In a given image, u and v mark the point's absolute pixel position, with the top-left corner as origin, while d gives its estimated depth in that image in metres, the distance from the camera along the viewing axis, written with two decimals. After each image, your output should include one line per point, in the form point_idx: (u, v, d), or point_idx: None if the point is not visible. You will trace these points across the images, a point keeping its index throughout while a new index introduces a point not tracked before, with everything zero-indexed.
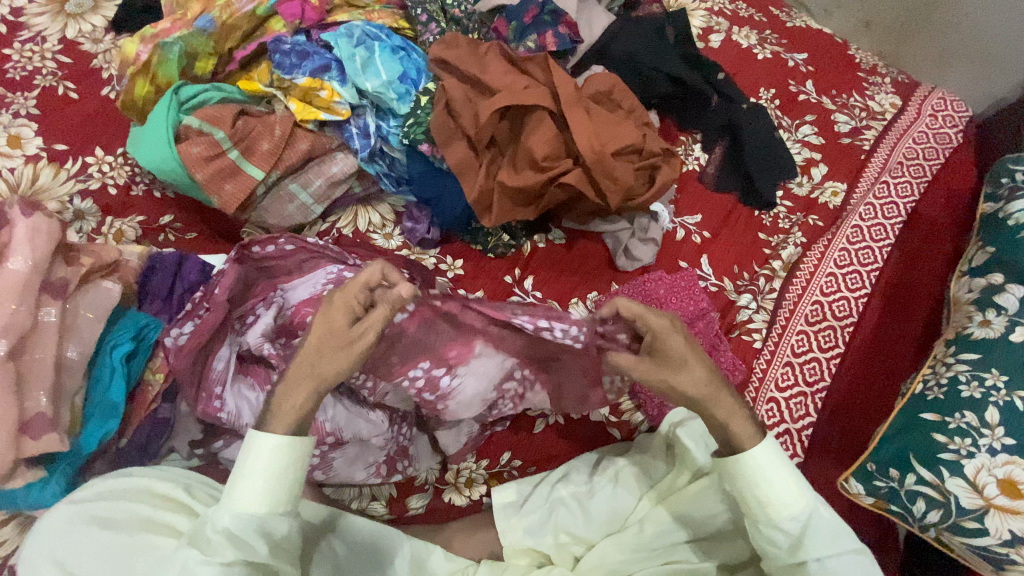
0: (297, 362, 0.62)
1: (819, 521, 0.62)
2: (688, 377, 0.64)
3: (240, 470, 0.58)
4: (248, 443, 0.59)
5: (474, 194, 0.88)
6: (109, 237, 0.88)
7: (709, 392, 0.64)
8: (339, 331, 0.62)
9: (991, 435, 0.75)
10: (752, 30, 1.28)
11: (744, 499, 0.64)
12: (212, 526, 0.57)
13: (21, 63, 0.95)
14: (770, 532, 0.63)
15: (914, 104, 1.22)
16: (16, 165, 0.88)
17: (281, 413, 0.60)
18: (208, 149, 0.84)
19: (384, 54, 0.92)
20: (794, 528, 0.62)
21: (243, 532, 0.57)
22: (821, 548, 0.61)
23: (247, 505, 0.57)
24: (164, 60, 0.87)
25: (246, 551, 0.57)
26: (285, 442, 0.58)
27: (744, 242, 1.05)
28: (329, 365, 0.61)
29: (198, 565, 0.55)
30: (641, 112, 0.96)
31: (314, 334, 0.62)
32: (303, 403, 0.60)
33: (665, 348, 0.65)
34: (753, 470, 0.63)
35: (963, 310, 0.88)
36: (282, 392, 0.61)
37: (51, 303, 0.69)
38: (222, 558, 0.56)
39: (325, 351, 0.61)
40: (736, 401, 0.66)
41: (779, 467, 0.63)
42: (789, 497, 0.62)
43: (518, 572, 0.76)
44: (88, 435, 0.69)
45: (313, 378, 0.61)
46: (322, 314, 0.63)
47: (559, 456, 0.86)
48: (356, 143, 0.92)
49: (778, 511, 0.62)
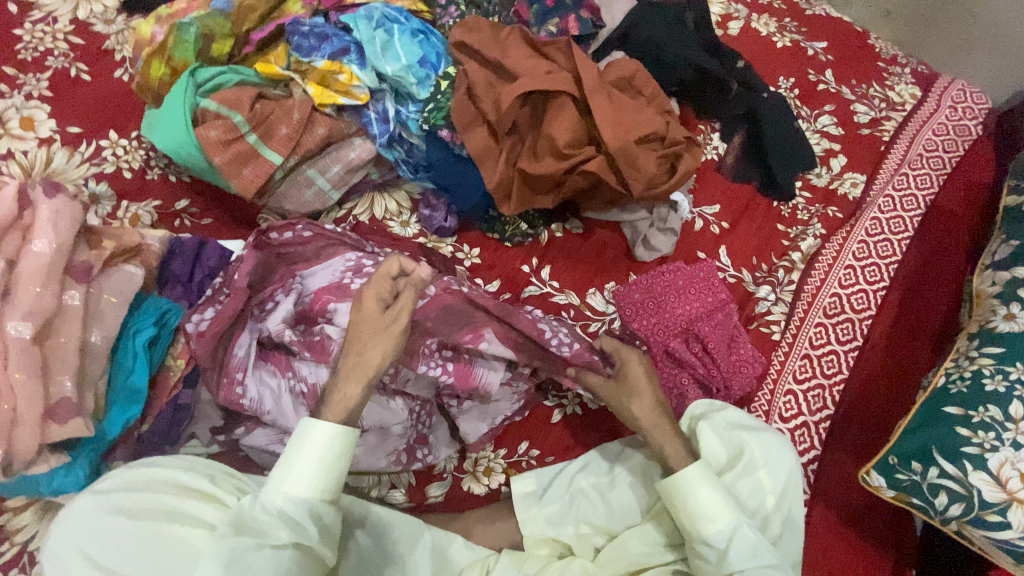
0: (344, 357, 0.66)
1: (743, 537, 0.64)
2: (643, 402, 0.73)
3: (293, 454, 0.59)
4: (302, 430, 0.60)
5: (494, 181, 0.87)
6: (125, 221, 0.88)
7: (652, 420, 0.72)
8: (374, 317, 0.67)
9: (1015, 429, 0.74)
10: (771, 17, 1.26)
11: (679, 515, 0.68)
12: (259, 507, 0.58)
13: (32, 44, 0.93)
14: (701, 547, 0.66)
15: (935, 94, 1.20)
16: (30, 148, 0.87)
17: (335, 404, 0.62)
18: (226, 133, 0.83)
19: (403, 37, 0.90)
20: (721, 543, 0.64)
21: (296, 515, 0.57)
22: (743, 560, 0.63)
23: (300, 489, 0.58)
24: (180, 41, 0.85)
25: (299, 533, 0.57)
26: (341, 431, 0.60)
27: (763, 234, 1.04)
28: (375, 352, 0.66)
29: (252, 549, 0.56)
30: (663, 99, 0.95)
31: (356, 320, 0.68)
32: (355, 391, 0.63)
33: (625, 376, 0.76)
34: (682, 487, 0.67)
35: (987, 303, 0.87)
36: (334, 383, 0.65)
37: (75, 286, 0.68)
38: (276, 540, 0.57)
39: (366, 338, 0.66)
40: (673, 431, 0.72)
41: (705, 484, 0.66)
42: (714, 512, 0.65)
43: (539, 562, 0.77)
44: (112, 420, 0.69)
45: (363, 368, 0.65)
46: (357, 306, 0.69)
47: (578, 447, 0.86)
48: (374, 128, 0.90)
49: (708, 526, 0.65)
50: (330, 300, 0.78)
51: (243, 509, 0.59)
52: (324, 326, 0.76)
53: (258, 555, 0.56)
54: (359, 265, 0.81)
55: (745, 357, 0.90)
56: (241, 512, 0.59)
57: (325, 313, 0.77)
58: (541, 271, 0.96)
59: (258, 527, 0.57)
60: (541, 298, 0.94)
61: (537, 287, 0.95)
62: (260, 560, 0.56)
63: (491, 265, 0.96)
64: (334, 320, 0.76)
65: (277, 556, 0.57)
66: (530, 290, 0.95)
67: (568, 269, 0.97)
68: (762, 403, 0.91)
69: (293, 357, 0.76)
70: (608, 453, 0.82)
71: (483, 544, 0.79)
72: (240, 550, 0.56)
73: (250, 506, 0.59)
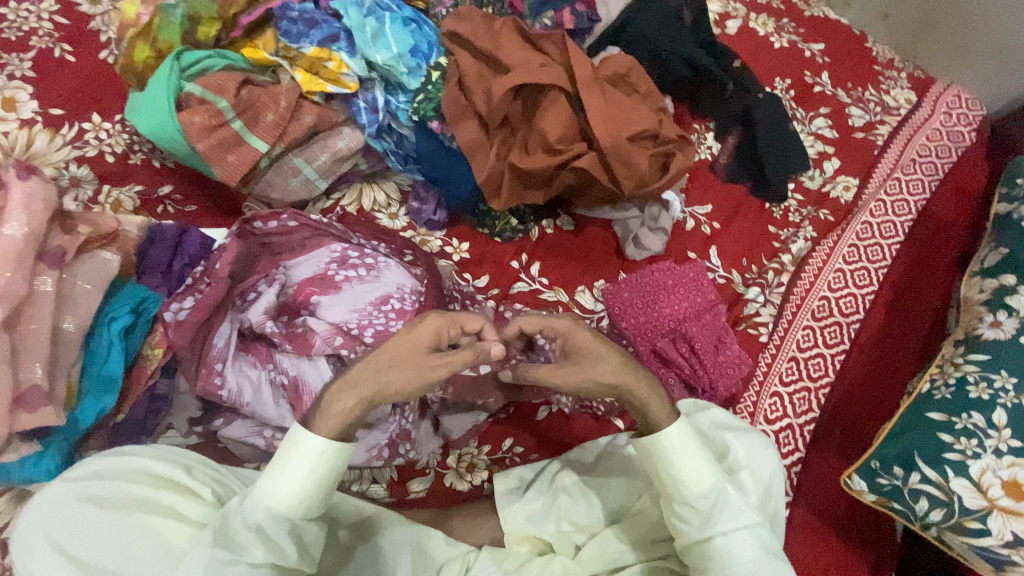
0: (363, 366, 0.62)
1: (727, 499, 0.61)
2: (599, 372, 0.63)
3: (281, 467, 0.58)
4: (293, 437, 0.58)
5: (484, 174, 0.86)
6: (106, 206, 0.86)
7: (622, 376, 0.63)
8: (420, 351, 0.63)
9: (997, 437, 0.74)
10: (769, 17, 1.25)
11: (660, 478, 0.63)
12: (241, 519, 0.57)
13: (17, 23, 0.91)
14: (683, 509, 0.62)
15: (929, 101, 1.20)
16: (10, 129, 0.85)
17: (331, 414, 0.59)
18: (210, 118, 0.81)
19: (395, 25, 0.88)
20: (705, 506, 0.61)
21: (274, 532, 0.57)
22: (728, 523, 0.60)
23: (283, 506, 0.57)
24: (166, 23, 0.84)
25: (276, 553, 0.57)
26: (333, 447, 0.58)
27: (753, 235, 1.04)
28: (395, 381, 0.61)
29: (225, 566, 0.55)
30: (657, 97, 0.94)
31: (399, 337, 0.64)
32: (353, 406, 0.59)
33: (576, 345, 0.66)
34: (671, 453, 0.61)
35: (974, 310, 0.87)
36: (340, 390, 0.60)
37: (47, 272, 0.67)
38: (252, 558, 0.56)
39: (396, 364, 0.62)
40: (650, 382, 0.65)
41: (693, 446, 0.62)
42: (700, 474, 0.61)
43: (519, 558, 0.75)
44: (84, 410, 0.68)
45: (373, 387, 0.61)
46: (410, 328, 0.64)
47: (561, 445, 0.86)
48: (363, 118, 0.88)
49: (693, 488, 0.61)
50: (313, 292, 0.77)
51: (228, 514, 0.58)
52: (306, 318, 0.75)
53: (232, 570, 0.56)
54: (344, 256, 0.80)
55: (731, 358, 0.90)
56: (225, 518, 0.58)
57: (308, 305, 0.76)
58: (530, 267, 0.95)
59: (235, 540, 0.57)
60: (529, 294, 0.93)
61: (526, 283, 0.94)
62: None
63: (479, 260, 0.95)
64: (317, 313, 0.75)
65: (253, 574, 0.56)
66: (518, 286, 0.93)
67: (557, 266, 0.96)
68: (748, 404, 0.90)
69: (274, 349, 0.75)
70: (590, 454, 0.82)
71: (465, 541, 0.78)
72: (215, 563, 0.55)
73: (234, 512, 0.58)
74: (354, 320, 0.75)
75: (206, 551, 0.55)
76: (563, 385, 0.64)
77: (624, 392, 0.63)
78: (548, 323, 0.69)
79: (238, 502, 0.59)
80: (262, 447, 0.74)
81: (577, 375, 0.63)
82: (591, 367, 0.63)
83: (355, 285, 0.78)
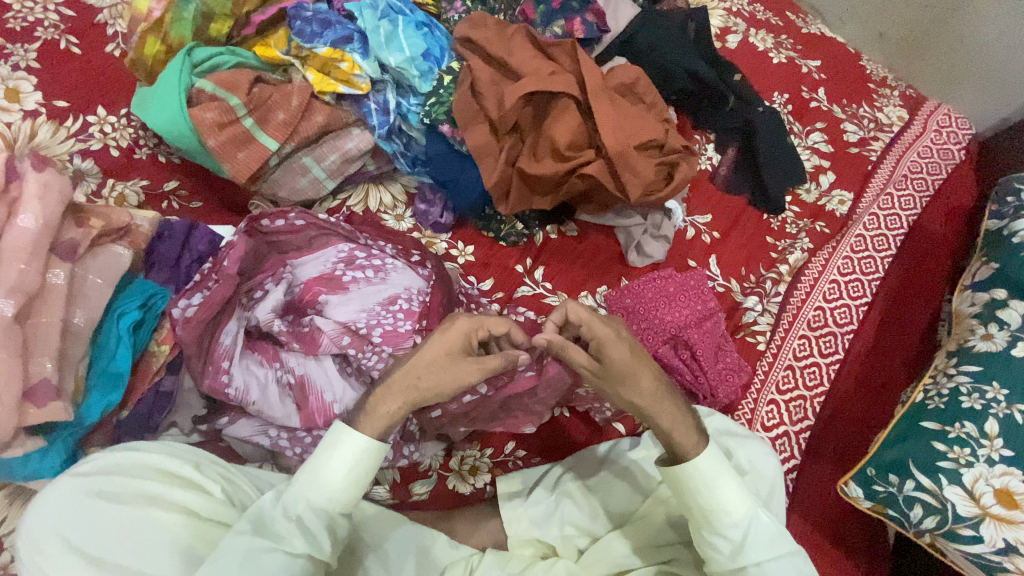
0: (403, 371, 0.63)
1: (760, 528, 0.62)
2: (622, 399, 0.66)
3: (322, 463, 0.58)
4: (334, 436, 0.59)
5: (492, 179, 0.87)
6: (110, 200, 0.86)
7: (652, 400, 0.65)
8: (455, 355, 0.64)
9: (990, 446, 0.76)
10: (769, 33, 1.28)
11: (688, 509, 0.64)
12: (281, 508, 0.57)
13: (22, 13, 0.90)
14: (712, 537, 0.63)
15: (921, 118, 1.22)
16: (13, 119, 0.83)
17: (376, 416, 0.60)
18: (221, 115, 0.81)
19: (407, 29, 0.89)
20: (738, 535, 0.62)
21: (314, 526, 0.57)
22: (760, 553, 0.62)
23: (323, 501, 0.57)
24: (178, 18, 0.83)
25: (313, 544, 0.57)
26: (376, 446, 0.59)
27: (752, 245, 1.05)
28: (431, 385, 0.63)
29: (266, 552, 0.55)
30: (662, 107, 0.95)
31: (435, 340, 0.64)
32: (397, 410, 0.61)
33: (610, 359, 0.65)
34: (705, 480, 0.63)
35: (966, 323, 0.90)
36: (379, 395, 0.62)
37: (60, 265, 0.67)
38: (291, 547, 0.56)
39: (434, 369, 0.63)
40: (679, 409, 0.66)
41: (723, 474, 0.63)
42: (734, 505, 0.62)
43: (522, 562, 0.76)
44: (90, 406, 0.68)
45: (413, 392, 0.62)
46: (442, 333, 0.65)
47: (561, 449, 0.87)
48: (374, 119, 0.89)
49: (726, 518, 0.62)
50: (321, 291, 0.76)
51: (263, 508, 0.58)
52: (313, 318, 0.75)
53: (271, 557, 0.55)
54: (352, 257, 0.80)
55: (730, 366, 0.91)
56: (261, 510, 0.58)
57: (315, 304, 0.76)
58: (534, 272, 0.96)
59: (276, 530, 0.56)
60: (533, 298, 0.94)
61: (530, 288, 0.95)
62: (272, 563, 0.55)
63: (485, 264, 0.95)
64: (324, 312, 0.75)
65: (290, 563, 0.56)
66: (523, 290, 0.94)
67: (562, 271, 0.97)
68: (746, 411, 0.92)
69: (281, 348, 0.75)
70: (593, 458, 0.82)
71: (468, 544, 0.79)
72: (255, 551, 0.55)
73: (270, 505, 0.58)
74: (362, 320, 0.75)
75: (245, 541, 0.55)
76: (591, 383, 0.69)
77: (649, 416, 0.65)
78: (590, 324, 0.66)
79: (271, 498, 0.59)
80: (267, 447, 0.74)
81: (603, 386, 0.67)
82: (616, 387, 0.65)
83: (362, 286, 0.78)
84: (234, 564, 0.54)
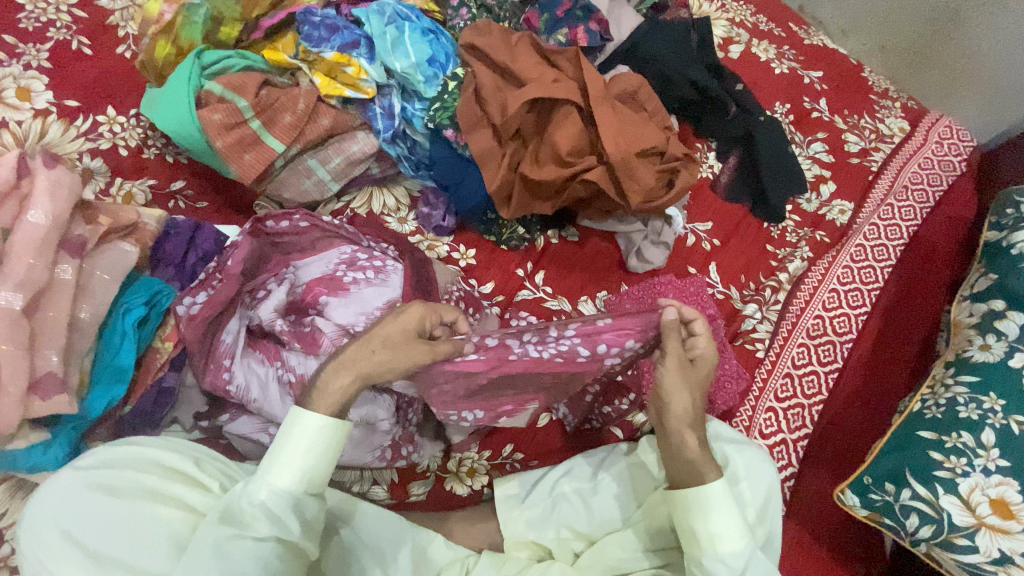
0: (351, 352, 0.65)
1: (757, 564, 0.62)
2: (683, 402, 0.68)
3: (279, 451, 0.58)
4: (290, 421, 0.59)
5: (495, 184, 0.88)
6: (118, 198, 0.87)
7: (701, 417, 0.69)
8: (409, 335, 0.68)
9: (986, 456, 0.76)
10: (771, 44, 1.29)
11: (693, 532, 0.63)
12: (246, 497, 0.58)
13: (35, 14, 0.92)
14: (714, 566, 0.62)
15: (922, 130, 1.23)
16: (25, 118, 0.85)
17: (328, 392, 0.62)
18: (229, 117, 0.82)
19: (414, 34, 0.91)
20: (739, 564, 0.61)
21: (279, 509, 0.57)
22: None
23: (285, 483, 0.58)
24: (189, 21, 0.85)
25: (280, 528, 0.58)
26: (331, 424, 0.59)
27: (752, 253, 1.06)
28: (385, 360, 0.66)
29: (230, 540, 0.56)
30: (664, 114, 0.96)
31: (388, 322, 0.68)
32: (348, 384, 0.63)
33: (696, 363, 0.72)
34: (704, 506, 0.62)
35: (964, 334, 0.90)
36: (330, 372, 0.63)
37: (67, 260, 0.68)
38: (256, 533, 0.57)
39: (384, 345, 0.66)
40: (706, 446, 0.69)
41: (726, 504, 0.62)
42: (733, 533, 0.62)
43: (518, 564, 0.77)
44: (95, 399, 0.69)
45: (363, 369, 0.64)
46: (396, 313, 0.69)
47: (562, 453, 0.88)
48: (379, 123, 0.91)
49: (726, 545, 0.62)
50: (321, 292, 0.77)
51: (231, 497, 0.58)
52: (314, 319, 0.76)
53: (237, 545, 0.56)
54: (354, 258, 0.81)
55: (729, 373, 0.91)
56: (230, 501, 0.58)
57: (316, 305, 0.77)
58: (535, 275, 0.97)
59: (243, 519, 0.57)
60: (534, 302, 0.95)
61: (531, 292, 0.96)
62: (241, 550, 0.56)
63: (485, 267, 0.96)
64: (325, 313, 0.76)
65: (258, 549, 0.57)
66: (523, 294, 0.95)
67: (563, 275, 0.98)
68: (744, 418, 0.92)
69: (282, 348, 0.76)
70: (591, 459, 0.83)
71: (464, 544, 0.79)
72: (225, 541, 0.56)
73: (237, 495, 0.59)
74: (360, 324, 0.75)
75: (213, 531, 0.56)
76: (665, 375, 0.69)
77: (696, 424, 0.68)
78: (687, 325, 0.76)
79: (241, 487, 0.59)
80: (266, 444, 0.75)
81: (678, 378, 0.69)
82: (688, 385, 0.69)
83: (363, 287, 0.78)
84: (208, 554, 0.55)
